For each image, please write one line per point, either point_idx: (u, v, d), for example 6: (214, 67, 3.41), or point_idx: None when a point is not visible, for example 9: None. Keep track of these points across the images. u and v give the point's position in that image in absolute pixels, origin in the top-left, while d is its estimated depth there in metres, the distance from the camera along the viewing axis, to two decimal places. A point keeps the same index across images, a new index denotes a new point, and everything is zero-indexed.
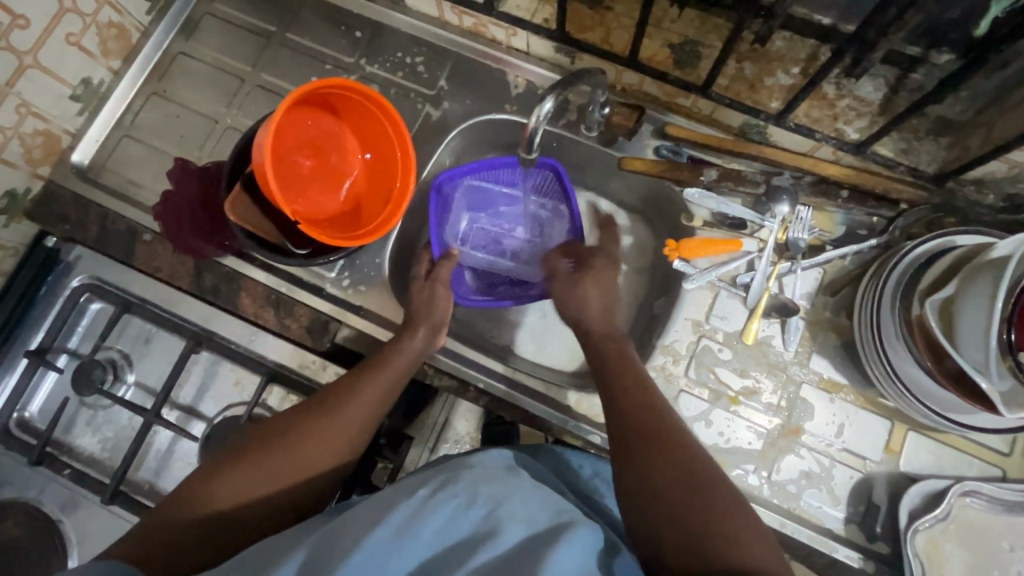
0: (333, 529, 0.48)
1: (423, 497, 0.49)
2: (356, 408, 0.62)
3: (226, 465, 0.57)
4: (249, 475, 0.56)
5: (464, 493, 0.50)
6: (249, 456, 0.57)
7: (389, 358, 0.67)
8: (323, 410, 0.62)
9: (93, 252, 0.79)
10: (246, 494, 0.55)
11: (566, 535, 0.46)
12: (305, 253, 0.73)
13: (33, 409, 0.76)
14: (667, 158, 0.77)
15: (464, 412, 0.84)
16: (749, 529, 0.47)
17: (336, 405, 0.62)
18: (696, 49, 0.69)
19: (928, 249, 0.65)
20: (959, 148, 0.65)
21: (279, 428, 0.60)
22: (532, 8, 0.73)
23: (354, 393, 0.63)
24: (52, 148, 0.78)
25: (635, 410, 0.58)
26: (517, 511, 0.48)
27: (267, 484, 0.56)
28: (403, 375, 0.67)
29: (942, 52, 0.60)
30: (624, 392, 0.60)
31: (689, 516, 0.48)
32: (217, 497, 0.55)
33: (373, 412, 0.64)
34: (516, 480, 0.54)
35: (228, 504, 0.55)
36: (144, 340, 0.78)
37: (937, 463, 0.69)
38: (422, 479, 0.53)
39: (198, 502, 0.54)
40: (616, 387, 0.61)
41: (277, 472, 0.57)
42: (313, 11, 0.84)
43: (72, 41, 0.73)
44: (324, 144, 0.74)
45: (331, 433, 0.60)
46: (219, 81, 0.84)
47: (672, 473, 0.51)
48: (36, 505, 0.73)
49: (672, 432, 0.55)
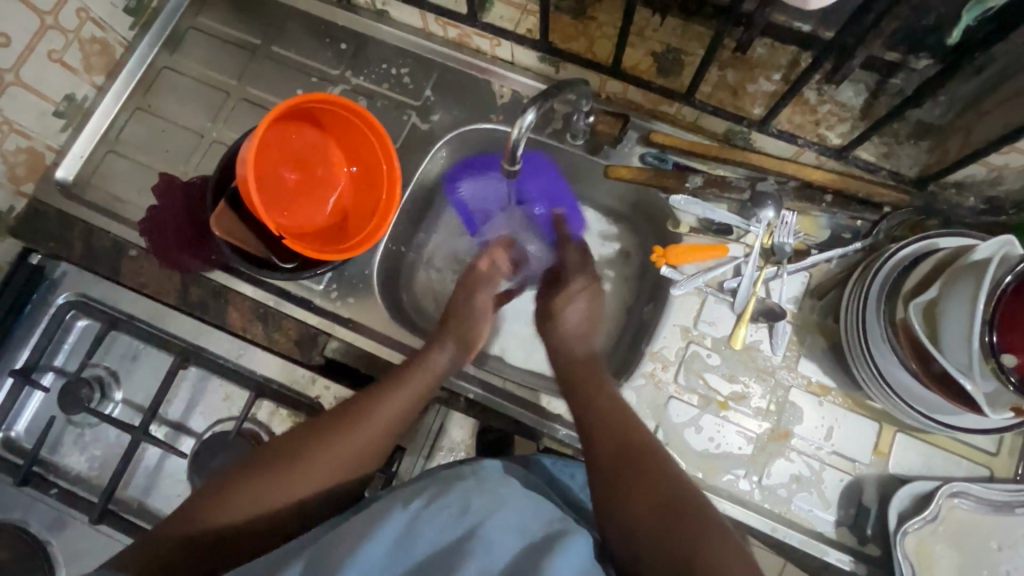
0: (328, 541, 0.48)
1: (417, 509, 0.49)
2: (369, 428, 0.63)
3: (235, 482, 0.57)
4: (266, 488, 0.57)
5: (457, 501, 0.50)
6: (257, 472, 0.58)
7: (402, 379, 0.67)
8: (335, 428, 0.62)
9: (79, 268, 0.78)
10: (254, 510, 0.56)
11: (559, 546, 0.47)
12: (292, 267, 0.73)
13: (19, 428, 0.76)
14: (653, 165, 0.78)
15: (458, 419, 0.78)
16: (726, 540, 0.49)
17: (348, 424, 0.62)
18: (679, 57, 0.70)
19: (912, 250, 0.66)
20: (939, 151, 0.66)
21: (302, 441, 0.61)
22: (516, 18, 0.73)
23: (378, 410, 0.64)
24: (35, 165, 0.77)
25: (608, 448, 0.59)
26: (509, 523, 0.49)
27: (276, 501, 0.57)
28: (429, 391, 0.68)
29: (921, 57, 0.60)
30: (598, 425, 0.61)
31: (675, 550, 0.49)
32: (239, 505, 0.56)
33: (386, 432, 0.64)
34: (509, 485, 0.54)
35: (245, 515, 0.55)
36: (132, 357, 0.78)
37: (926, 464, 0.69)
38: (414, 488, 0.53)
39: (214, 512, 0.55)
40: (587, 423, 0.62)
41: (296, 486, 0.58)
42: (298, 23, 0.84)
43: (55, 58, 0.73)
44: (310, 157, 0.74)
45: (353, 450, 0.61)
46: (205, 95, 0.83)
47: (653, 507, 0.52)
48: (22, 527, 0.72)
49: (646, 461, 0.57)
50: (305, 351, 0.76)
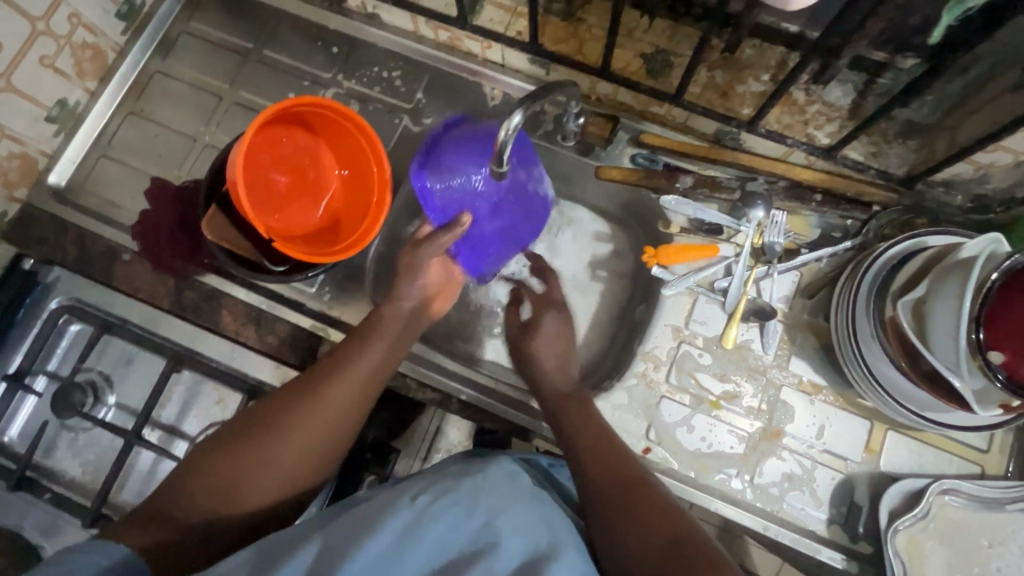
0: (340, 527, 0.48)
1: (424, 504, 0.49)
2: (336, 397, 0.61)
3: (206, 467, 0.56)
4: (240, 461, 0.56)
5: (465, 500, 0.50)
6: (227, 456, 0.57)
7: (366, 343, 0.65)
8: (299, 401, 0.60)
9: (71, 273, 0.78)
10: (233, 493, 0.55)
11: (555, 563, 0.46)
12: (283, 270, 0.73)
13: (12, 433, 0.76)
14: (644, 166, 0.78)
15: (455, 421, 0.79)
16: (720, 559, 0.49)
17: (313, 395, 0.61)
18: (668, 58, 0.70)
19: (900, 249, 0.66)
20: (927, 150, 0.67)
21: (270, 411, 0.60)
22: (506, 21, 0.74)
23: (343, 369, 0.63)
24: (28, 170, 0.78)
25: (600, 497, 0.57)
26: (515, 524, 0.49)
27: (254, 482, 0.56)
28: (394, 347, 0.67)
29: (908, 57, 0.60)
30: (588, 471, 0.59)
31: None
32: (215, 481, 0.55)
33: (356, 399, 0.62)
34: (517, 485, 0.54)
35: (224, 491, 0.55)
36: (126, 361, 0.78)
37: (916, 462, 0.70)
38: (422, 480, 0.53)
39: (193, 493, 0.55)
40: (580, 467, 0.60)
41: (270, 455, 0.57)
42: (290, 27, 0.85)
43: (47, 63, 0.73)
44: (301, 161, 0.75)
45: (323, 413, 0.60)
46: (197, 99, 0.84)
47: (650, 555, 0.50)
48: (16, 532, 0.72)
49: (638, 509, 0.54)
50: (298, 354, 0.76)
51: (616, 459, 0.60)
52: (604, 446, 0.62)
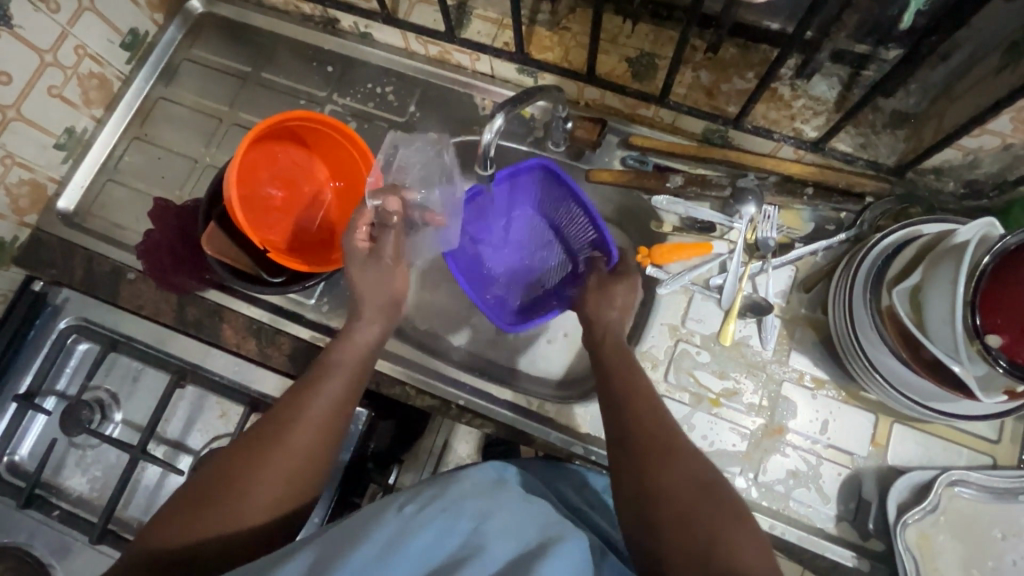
0: (333, 537, 0.48)
1: (410, 513, 0.49)
2: (303, 422, 0.58)
3: (202, 499, 0.53)
4: (201, 501, 0.53)
5: (452, 507, 0.51)
6: (196, 496, 0.54)
7: (340, 362, 0.64)
8: (267, 431, 0.57)
9: (80, 293, 0.80)
10: (199, 536, 0.52)
11: (551, 550, 0.47)
12: (280, 282, 0.74)
13: (23, 452, 0.77)
14: (634, 167, 0.79)
15: (461, 436, 0.82)
16: (739, 524, 0.49)
17: (278, 425, 0.57)
18: (653, 61, 0.72)
19: (895, 238, 0.65)
20: (915, 139, 0.67)
21: (238, 449, 0.57)
22: (492, 33, 0.76)
23: (308, 396, 0.60)
24: (38, 197, 0.81)
25: (630, 418, 0.58)
26: (502, 529, 0.49)
27: (217, 518, 0.52)
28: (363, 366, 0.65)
29: (889, 48, 0.62)
30: (618, 395, 0.60)
31: (698, 528, 0.48)
32: (177, 525, 0.52)
33: (328, 413, 0.59)
34: (506, 492, 0.55)
35: (186, 534, 0.52)
36: (132, 378, 0.79)
37: (925, 455, 0.68)
38: (409, 490, 0.54)
39: (156, 539, 0.52)
40: (610, 397, 0.61)
41: (230, 490, 0.53)
42: (288, 50, 0.88)
43: (54, 93, 0.77)
44: (296, 176, 0.77)
45: (286, 440, 0.56)
46: (197, 122, 0.87)
47: (675, 483, 0.51)
48: (25, 550, 0.72)
49: (675, 437, 0.56)
50: (298, 365, 0.77)
51: (647, 388, 0.61)
52: (638, 372, 0.63)
